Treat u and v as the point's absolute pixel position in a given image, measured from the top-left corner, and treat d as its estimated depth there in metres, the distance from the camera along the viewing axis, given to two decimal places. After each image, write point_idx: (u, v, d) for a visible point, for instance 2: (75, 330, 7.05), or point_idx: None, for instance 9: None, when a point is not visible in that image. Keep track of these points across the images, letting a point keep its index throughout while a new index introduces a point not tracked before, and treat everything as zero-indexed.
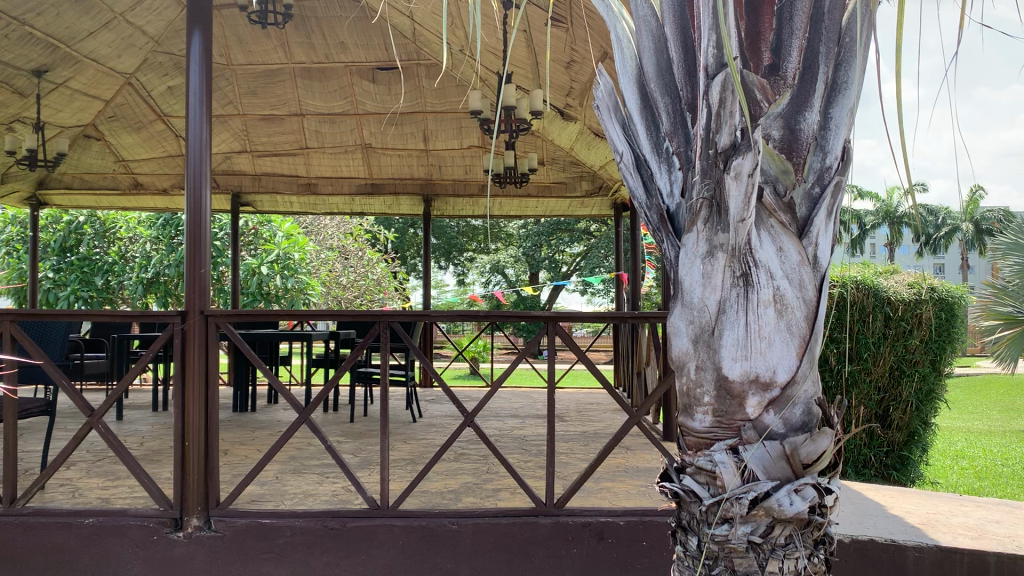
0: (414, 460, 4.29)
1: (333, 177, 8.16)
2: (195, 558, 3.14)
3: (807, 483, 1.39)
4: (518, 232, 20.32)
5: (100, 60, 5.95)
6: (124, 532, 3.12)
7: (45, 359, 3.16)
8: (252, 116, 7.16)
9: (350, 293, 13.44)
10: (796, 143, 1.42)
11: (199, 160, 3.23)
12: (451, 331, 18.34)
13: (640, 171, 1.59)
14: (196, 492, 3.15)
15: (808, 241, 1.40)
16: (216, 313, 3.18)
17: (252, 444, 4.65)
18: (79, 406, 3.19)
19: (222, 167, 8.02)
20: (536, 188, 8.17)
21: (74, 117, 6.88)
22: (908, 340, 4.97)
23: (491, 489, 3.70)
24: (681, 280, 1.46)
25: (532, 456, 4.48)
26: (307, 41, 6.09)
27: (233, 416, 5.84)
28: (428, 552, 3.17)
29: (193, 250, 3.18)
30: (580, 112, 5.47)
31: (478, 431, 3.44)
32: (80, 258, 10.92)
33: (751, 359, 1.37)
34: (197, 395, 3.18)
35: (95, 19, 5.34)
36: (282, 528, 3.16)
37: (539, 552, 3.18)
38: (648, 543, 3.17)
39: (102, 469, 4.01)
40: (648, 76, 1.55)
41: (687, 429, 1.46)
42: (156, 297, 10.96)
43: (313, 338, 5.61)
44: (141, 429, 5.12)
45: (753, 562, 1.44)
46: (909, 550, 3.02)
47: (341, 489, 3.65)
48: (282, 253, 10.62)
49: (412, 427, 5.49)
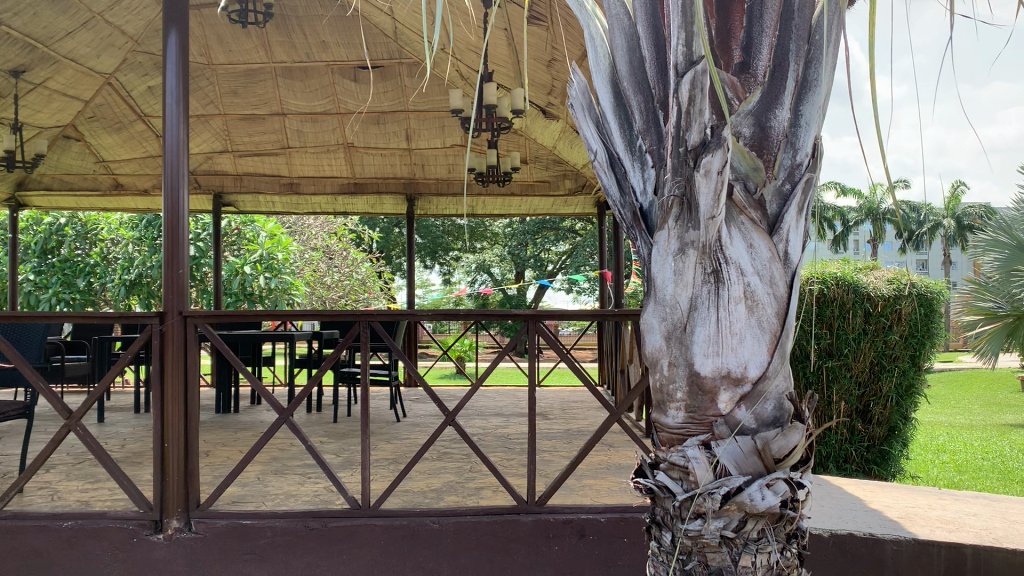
0: (397, 460, 4.29)
1: (315, 177, 8.16)
2: (174, 561, 3.12)
3: (779, 479, 1.40)
4: (503, 231, 20.37)
5: (79, 61, 5.91)
6: (104, 535, 3.10)
7: (20, 360, 3.11)
8: (234, 116, 7.12)
9: (334, 293, 13.32)
10: (766, 141, 1.44)
11: (177, 160, 3.21)
12: (437, 331, 18.37)
13: (613, 169, 1.59)
14: (175, 493, 3.13)
15: (778, 238, 1.42)
16: (195, 313, 3.17)
17: (234, 446, 4.64)
18: (57, 409, 3.15)
19: (204, 167, 7.98)
20: (520, 186, 8.16)
21: (52, 118, 6.81)
22: (888, 335, 5.00)
23: (474, 487, 3.70)
24: (654, 278, 1.47)
25: (515, 454, 4.49)
26: (288, 40, 6.06)
27: (216, 418, 5.81)
28: (410, 551, 3.16)
29: (171, 251, 3.16)
30: (562, 110, 5.49)
31: (460, 430, 3.36)
32: (62, 260, 10.81)
33: (723, 355, 1.38)
34: (176, 396, 3.16)
35: (73, 18, 5.30)
36: (262, 529, 3.15)
37: (521, 550, 3.17)
38: (629, 540, 3.18)
39: (82, 472, 3.99)
40: (621, 76, 1.56)
41: (661, 426, 1.47)
42: (138, 299, 10.91)
43: (297, 339, 5.57)
44: (122, 432, 5.09)
45: (727, 557, 1.44)
46: (888, 544, 3.05)
47: (322, 490, 3.65)
48: (265, 253, 10.60)
49: (395, 427, 5.48)
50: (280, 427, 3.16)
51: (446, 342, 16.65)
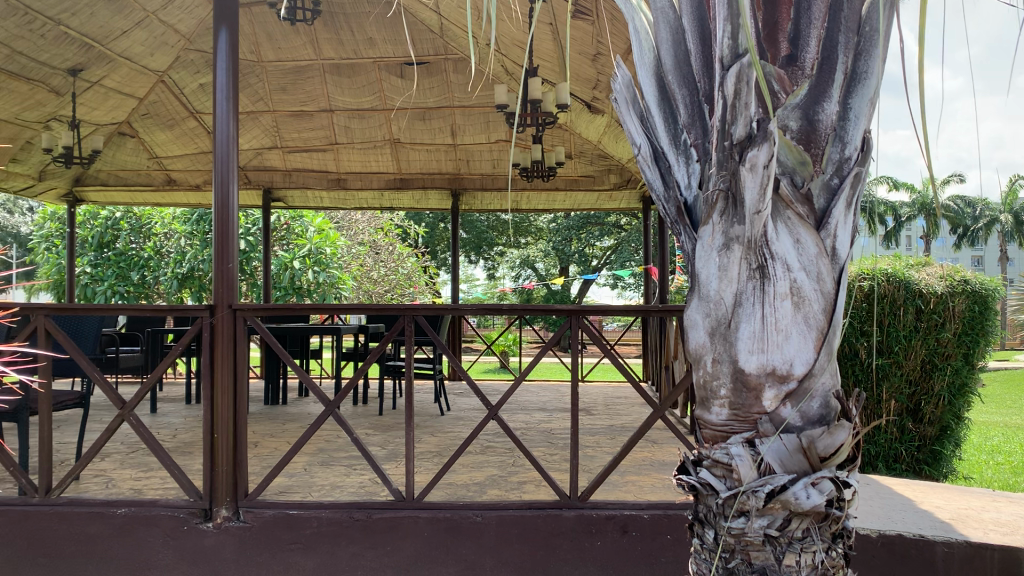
0: (441, 453, 4.33)
1: (362, 172, 8.27)
2: (224, 549, 3.19)
3: (824, 478, 1.38)
4: (548, 226, 20.31)
5: (133, 59, 6.04)
6: (156, 522, 3.17)
7: (77, 352, 3.18)
8: (282, 113, 7.22)
9: (381, 288, 13.42)
10: (814, 134, 1.42)
11: (227, 156, 3.27)
12: (480, 326, 18.45)
13: (657, 163, 1.59)
14: (224, 483, 3.20)
15: (826, 234, 1.41)
16: (244, 307, 3.23)
17: (282, 437, 4.73)
18: (112, 399, 3.22)
19: (254, 163, 8.14)
20: (565, 181, 8.14)
21: (108, 116, 6.98)
22: (941, 332, 4.89)
23: (516, 481, 3.72)
24: (698, 273, 1.45)
25: (558, 449, 4.49)
26: (336, 37, 6.11)
27: (264, 410, 5.91)
28: (453, 544, 3.18)
29: (221, 245, 3.22)
30: (607, 104, 5.47)
31: (503, 424, 3.35)
32: (117, 253, 11.09)
33: (768, 351, 1.37)
34: (226, 388, 3.22)
35: (128, 18, 5.40)
36: (309, 519, 3.20)
37: (564, 545, 3.17)
38: (672, 536, 3.17)
39: (136, 460, 4.10)
40: (666, 69, 1.55)
41: (704, 422, 1.46)
42: (191, 292, 11.11)
43: (343, 332, 5.64)
44: (174, 422, 5.20)
45: (770, 555, 1.43)
46: (938, 546, 2.99)
47: (367, 481, 3.69)
48: (314, 248, 10.74)
49: (439, 420, 5.52)
50: (326, 419, 3.19)
51: (490, 337, 16.69)
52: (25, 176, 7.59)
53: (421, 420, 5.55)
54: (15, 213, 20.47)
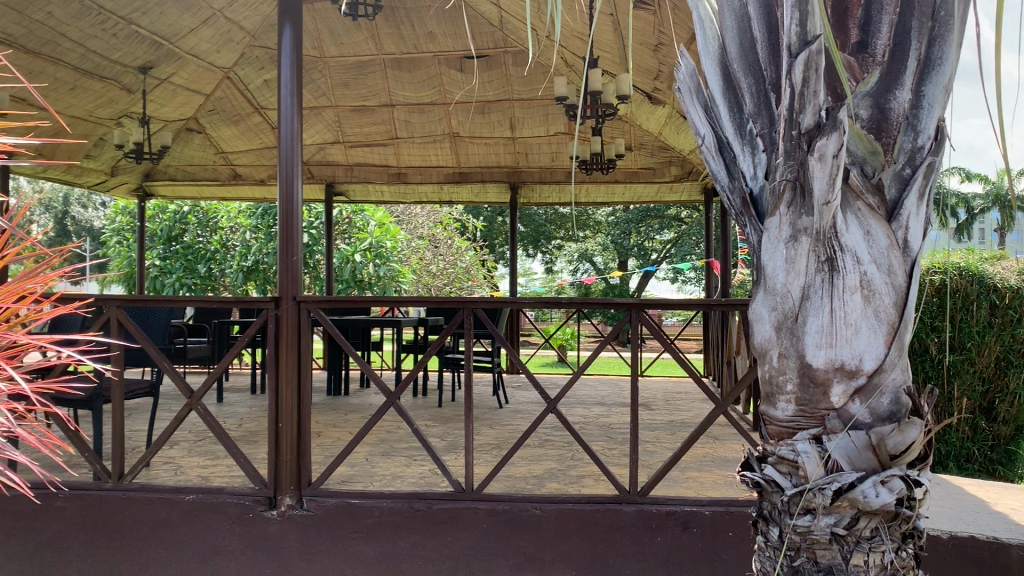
0: (499, 446, 4.34)
1: (422, 167, 8.35)
2: (288, 536, 3.25)
3: (895, 476, 1.33)
4: (606, 220, 20.19)
5: (201, 56, 6.18)
6: (223, 509, 3.25)
7: (148, 342, 3.26)
8: (344, 108, 7.31)
9: (440, 281, 13.66)
10: (885, 123, 1.38)
11: (291, 150, 3.32)
12: (538, 320, 18.46)
13: (722, 154, 1.56)
14: (288, 472, 3.25)
15: (898, 225, 1.36)
16: (308, 299, 3.28)
17: (344, 427, 4.80)
18: (181, 388, 3.30)
19: (317, 158, 8.27)
20: (624, 173, 8.07)
21: (177, 112, 7.16)
22: (1016, 329, 4.71)
23: (575, 475, 3.71)
24: (764, 266, 1.43)
25: (617, 443, 4.47)
26: (396, 31, 6.14)
27: (326, 400, 6.01)
28: (512, 536, 3.19)
29: (286, 238, 3.28)
30: (668, 95, 5.41)
31: (562, 418, 3.34)
32: (185, 246, 11.39)
33: (836, 346, 1.34)
34: (290, 378, 3.28)
35: (195, 16, 5.52)
36: (370, 509, 3.24)
37: (623, 539, 3.16)
38: (734, 533, 3.13)
39: (204, 448, 4.20)
40: (730, 58, 1.52)
41: (770, 418, 1.44)
42: (255, 285, 11.33)
43: (403, 325, 5.70)
44: (239, 411, 5.32)
45: (837, 555, 1.39)
46: (1012, 548, 2.90)
47: (427, 472, 3.73)
48: (374, 242, 10.87)
49: (498, 413, 5.54)
50: (387, 410, 3.22)
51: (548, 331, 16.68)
52: (98, 171, 7.84)
53: (480, 412, 5.58)
54: (89, 207, 21.15)
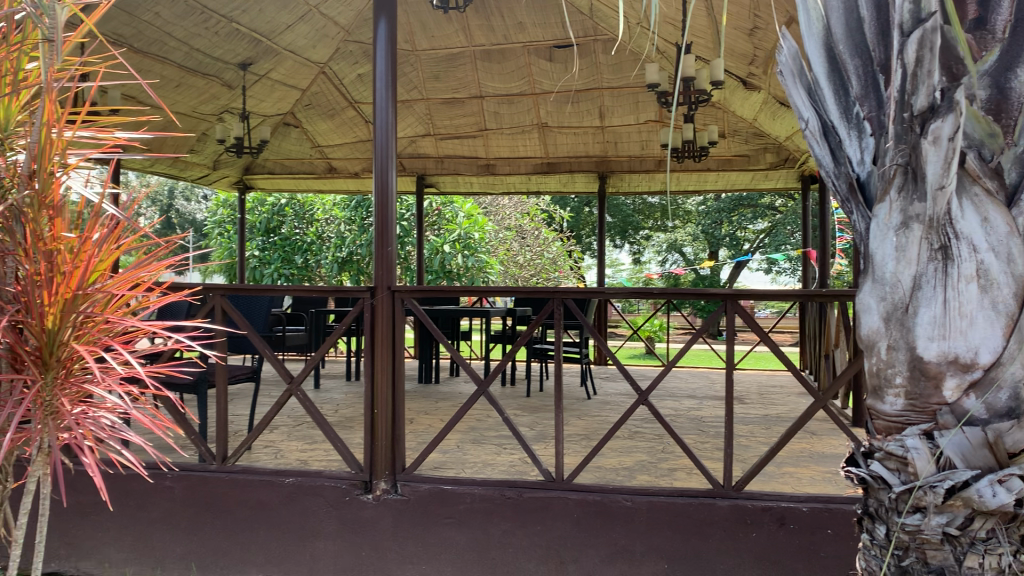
0: (589, 437, 4.33)
1: (511, 158, 8.39)
2: (382, 520, 3.32)
3: (1014, 475, 1.27)
4: (697, 209, 19.86)
5: (297, 52, 6.34)
6: (320, 492, 3.35)
7: (250, 330, 3.38)
8: (435, 100, 7.40)
9: (526, 272, 13.66)
10: (1004, 103, 1.31)
11: (386, 142, 3.38)
12: (627, 311, 18.33)
13: (827, 138, 1.50)
14: (383, 457, 3.33)
15: (1018, 211, 1.28)
16: (402, 288, 3.34)
17: (435, 415, 4.87)
18: (280, 374, 3.40)
19: (409, 151, 8.40)
20: (717, 161, 7.92)
21: (275, 107, 7.38)
22: None
23: (667, 468, 3.67)
24: (872, 254, 1.37)
25: (710, 437, 4.39)
26: (487, 23, 6.15)
27: (417, 388, 6.11)
28: (603, 527, 3.18)
29: (381, 229, 3.35)
30: (763, 80, 5.27)
31: (654, 409, 3.30)
32: (282, 238, 11.75)
33: (950, 339, 1.27)
34: (384, 366, 3.35)
35: (292, 12, 5.65)
36: (462, 496, 3.28)
37: (717, 534, 3.10)
38: (832, 531, 3.04)
39: (301, 433, 4.34)
40: (836, 39, 1.46)
41: (877, 412, 1.38)
42: (348, 276, 11.59)
43: (493, 315, 5.74)
44: (335, 398, 5.46)
45: (949, 556, 1.33)
46: None
47: (518, 461, 3.75)
48: (463, 233, 10.98)
49: (587, 404, 5.52)
50: (479, 399, 3.25)
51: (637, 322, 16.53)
52: (201, 166, 8.16)
53: (569, 403, 5.57)
54: (192, 201, 22.06)
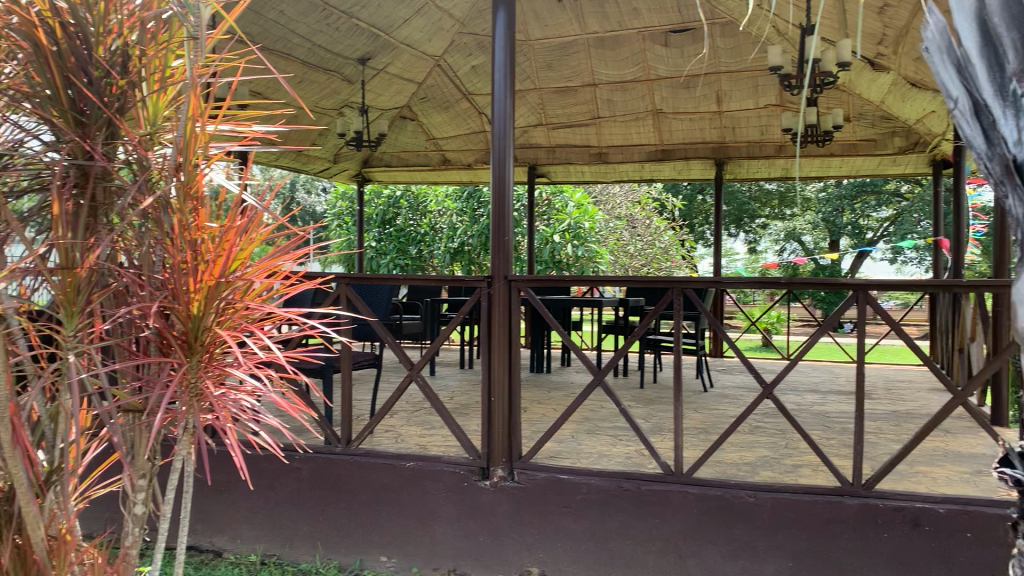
0: (708, 430, 4.24)
1: (624, 146, 8.32)
2: (500, 507, 3.35)
3: None
4: (816, 197, 19.18)
5: (413, 45, 6.44)
6: (439, 477, 3.40)
7: (373, 317, 3.46)
8: (548, 89, 7.38)
9: (637, 262, 13.44)
10: None
11: (503, 133, 3.39)
12: (742, 302, 17.91)
13: (979, 117, 1.41)
14: (500, 444, 3.36)
15: None
16: (518, 278, 3.35)
17: (549, 404, 4.88)
18: (401, 360, 3.47)
19: (522, 141, 8.43)
20: (841, 146, 7.60)
21: (392, 101, 7.54)
22: None
23: (791, 464, 3.55)
24: None
25: (835, 433, 4.23)
26: (601, 10, 6.03)
27: (530, 377, 6.14)
28: (724, 522, 3.11)
29: (498, 219, 3.36)
30: (894, 60, 5.00)
31: (778, 403, 3.20)
32: (398, 229, 12.02)
33: None
34: (501, 354, 3.37)
35: (409, 6, 5.73)
36: (579, 485, 3.27)
37: (845, 534, 2.99)
38: (972, 535, 2.87)
39: (420, 419, 4.42)
40: (990, 13, 1.35)
41: None
42: (461, 265, 11.74)
43: (605, 305, 5.70)
44: (450, 385, 5.55)
45: None
46: None
47: (634, 452, 3.71)
48: (573, 223, 10.95)
49: (704, 397, 5.41)
50: (596, 388, 3.23)
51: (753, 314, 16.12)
52: (322, 159, 8.43)
53: (685, 395, 5.48)
54: (312, 194, 22.86)
